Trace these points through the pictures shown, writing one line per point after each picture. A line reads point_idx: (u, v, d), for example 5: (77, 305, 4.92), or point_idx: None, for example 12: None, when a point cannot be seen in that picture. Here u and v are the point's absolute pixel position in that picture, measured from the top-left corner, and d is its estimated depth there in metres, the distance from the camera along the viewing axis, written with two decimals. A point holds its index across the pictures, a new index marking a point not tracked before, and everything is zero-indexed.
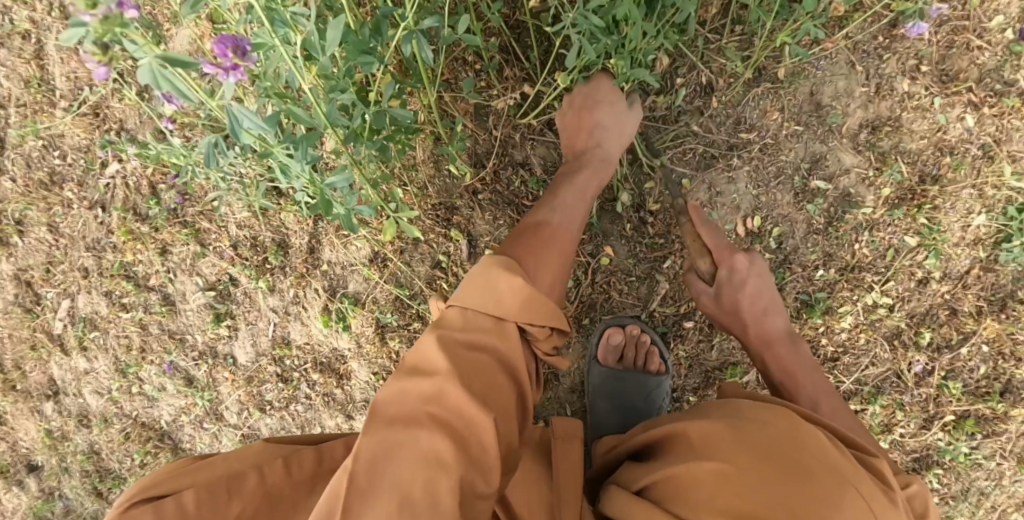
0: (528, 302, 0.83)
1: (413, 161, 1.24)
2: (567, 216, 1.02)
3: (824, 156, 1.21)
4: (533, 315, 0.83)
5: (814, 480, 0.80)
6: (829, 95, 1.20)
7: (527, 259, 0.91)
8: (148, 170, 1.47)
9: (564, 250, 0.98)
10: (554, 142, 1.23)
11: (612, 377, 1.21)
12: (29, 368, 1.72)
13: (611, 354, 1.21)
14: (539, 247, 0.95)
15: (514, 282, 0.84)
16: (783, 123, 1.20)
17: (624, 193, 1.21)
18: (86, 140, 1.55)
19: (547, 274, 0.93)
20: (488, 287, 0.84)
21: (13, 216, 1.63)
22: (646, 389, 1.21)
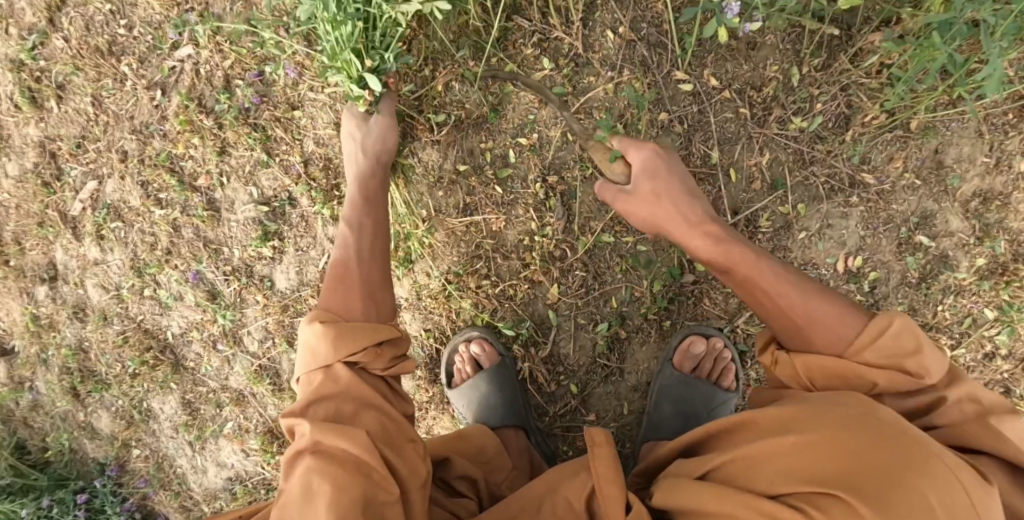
0: (340, 341, 0.94)
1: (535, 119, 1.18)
2: (363, 252, 1.07)
3: (933, 215, 1.21)
4: (346, 349, 0.93)
5: (896, 451, 0.73)
6: (951, 157, 1.20)
7: (340, 308, 0.99)
8: (226, 62, 1.34)
9: (368, 277, 1.04)
10: (682, 136, 1.18)
11: (687, 384, 1.17)
12: (30, 245, 1.59)
13: (688, 360, 1.18)
14: (343, 289, 1.02)
15: (319, 331, 0.95)
16: (904, 172, 1.19)
17: (744, 201, 1.19)
18: (158, 15, 1.41)
19: (350, 298, 1.00)
20: (341, 300, 1.00)
21: (56, 79, 1.50)
22: (712, 403, 1.19)
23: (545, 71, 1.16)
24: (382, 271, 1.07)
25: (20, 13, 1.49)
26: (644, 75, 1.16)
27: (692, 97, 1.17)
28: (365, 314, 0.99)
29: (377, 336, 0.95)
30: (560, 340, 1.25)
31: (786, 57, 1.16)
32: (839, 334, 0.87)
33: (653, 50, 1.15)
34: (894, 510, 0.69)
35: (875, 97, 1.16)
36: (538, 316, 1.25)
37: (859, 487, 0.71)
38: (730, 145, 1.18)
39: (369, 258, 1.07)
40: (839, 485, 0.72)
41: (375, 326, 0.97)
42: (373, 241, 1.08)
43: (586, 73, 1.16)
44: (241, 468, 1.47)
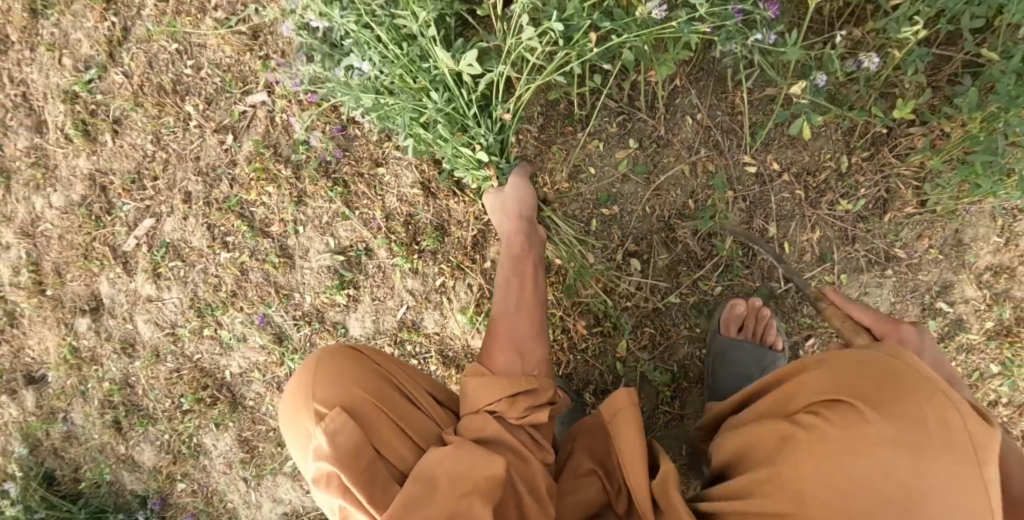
0: (483, 391, 1.01)
1: (615, 190, 1.30)
2: (514, 303, 1.13)
3: (953, 284, 1.38)
4: (489, 396, 1.00)
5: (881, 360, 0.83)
6: (969, 237, 1.37)
7: (498, 367, 1.05)
8: (304, 113, 1.38)
9: (517, 329, 1.09)
10: (746, 212, 1.30)
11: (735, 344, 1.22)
12: (71, 277, 1.57)
13: (733, 321, 1.25)
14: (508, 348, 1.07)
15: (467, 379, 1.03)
16: (930, 248, 1.36)
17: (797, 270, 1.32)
18: (230, 58, 1.43)
19: (502, 352, 1.06)
20: (488, 347, 1.09)
21: (113, 113, 1.48)
22: None
23: (630, 149, 1.29)
24: (529, 326, 1.10)
25: (77, 44, 1.47)
26: (718, 158, 1.29)
27: (757, 178, 1.29)
28: (506, 367, 1.04)
29: (512, 387, 1.01)
30: (627, 390, 1.35)
31: (838, 147, 1.31)
32: None
33: (727, 135, 1.28)
34: (901, 437, 0.77)
35: (910, 185, 1.33)
36: (607, 368, 1.34)
37: (871, 400, 0.80)
38: (788, 221, 1.31)
39: (522, 309, 1.12)
40: (856, 396, 0.81)
41: (512, 378, 1.02)
42: (524, 297, 1.13)
43: (663, 154, 1.29)
44: (296, 504, 1.56)
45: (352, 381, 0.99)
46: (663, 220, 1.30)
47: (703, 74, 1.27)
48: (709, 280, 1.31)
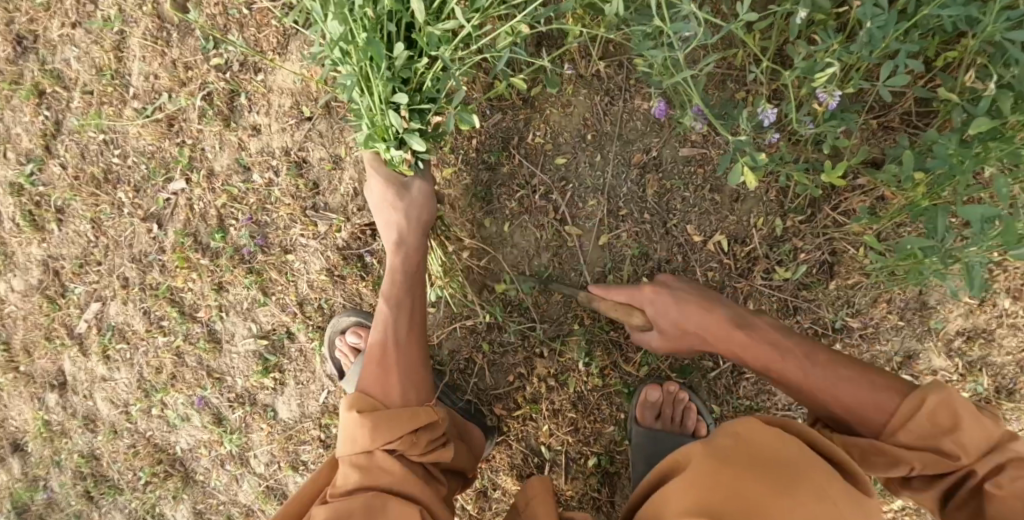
0: (374, 429, 0.99)
1: (524, 268, 1.22)
2: (388, 391, 1.05)
3: (916, 354, 1.22)
4: (385, 436, 0.99)
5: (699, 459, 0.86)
6: (936, 298, 1.20)
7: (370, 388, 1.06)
8: (218, 201, 1.40)
9: (403, 363, 1.09)
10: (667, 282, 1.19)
11: (653, 437, 1.17)
12: (38, 356, 1.57)
13: (649, 409, 1.20)
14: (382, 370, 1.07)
15: (356, 419, 1.00)
16: (888, 315, 1.20)
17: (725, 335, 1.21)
18: (152, 147, 1.43)
19: (381, 383, 1.06)
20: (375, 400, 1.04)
21: (55, 202, 1.50)
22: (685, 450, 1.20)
23: (541, 225, 1.20)
24: (417, 363, 1.10)
25: (17, 138, 1.49)
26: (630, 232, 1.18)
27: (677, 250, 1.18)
28: (408, 401, 1.05)
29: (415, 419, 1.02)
30: (552, 475, 1.27)
31: (769, 209, 1.16)
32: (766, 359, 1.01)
33: (636, 206, 1.17)
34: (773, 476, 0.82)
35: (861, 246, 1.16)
36: (529, 451, 1.27)
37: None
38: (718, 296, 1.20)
39: (401, 346, 1.10)
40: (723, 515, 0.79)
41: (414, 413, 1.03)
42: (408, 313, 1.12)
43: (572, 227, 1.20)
44: None
45: None
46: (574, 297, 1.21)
47: (606, 140, 1.17)
48: (629, 362, 1.23)
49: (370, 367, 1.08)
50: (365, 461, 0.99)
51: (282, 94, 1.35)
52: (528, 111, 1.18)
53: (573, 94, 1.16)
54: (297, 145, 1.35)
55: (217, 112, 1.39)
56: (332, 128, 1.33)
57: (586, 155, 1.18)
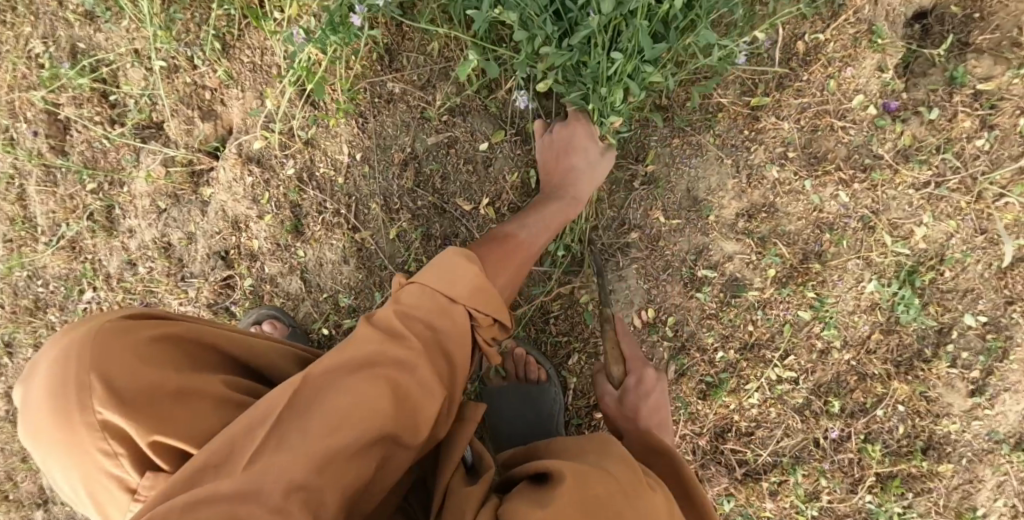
0: (473, 288, 0.94)
1: (348, 272, 1.45)
2: (506, 283, 1.10)
3: (707, 247, 1.30)
4: (479, 303, 0.94)
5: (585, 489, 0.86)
6: (704, 190, 1.29)
7: (491, 267, 1.08)
8: (118, 297, 1.64)
9: (519, 268, 1.13)
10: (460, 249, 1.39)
11: (503, 391, 1.34)
12: (20, 478, 1.82)
13: (499, 370, 1.35)
14: (496, 260, 1.10)
15: (473, 268, 0.95)
16: (664, 221, 1.30)
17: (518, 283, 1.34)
18: (65, 269, 1.71)
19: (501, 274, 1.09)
20: (447, 277, 0.95)
21: (3, 339, 1.77)
22: (532, 397, 1.31)
23: (342, 236, 1.43)
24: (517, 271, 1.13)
25: None
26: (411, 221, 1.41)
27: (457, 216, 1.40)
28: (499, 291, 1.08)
29: (497, 309, 0.96)
30: None
31: (520, 163, 1.36)
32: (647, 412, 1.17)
33: (408, 199, 1.41)
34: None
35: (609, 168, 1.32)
36: None
37: None
38: None
39: (531, 251, 1.18)
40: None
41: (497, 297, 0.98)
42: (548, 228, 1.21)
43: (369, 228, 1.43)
44: None
45: (131, 370, 0.84)
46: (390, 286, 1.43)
47: (371, 152, 1.41)
48: None
49: (493, 248, 1.12)
50: (439, 309, 0.93)
51: (142, 193, 1.59)
52: (310, 150, 1.44)
53: (336, 124, 1.42)
54: (161, 233, 1.57)
55: (101, 225, 1.64)
56: (182, 211, 1.56)
57: (359, 169, 1.42)
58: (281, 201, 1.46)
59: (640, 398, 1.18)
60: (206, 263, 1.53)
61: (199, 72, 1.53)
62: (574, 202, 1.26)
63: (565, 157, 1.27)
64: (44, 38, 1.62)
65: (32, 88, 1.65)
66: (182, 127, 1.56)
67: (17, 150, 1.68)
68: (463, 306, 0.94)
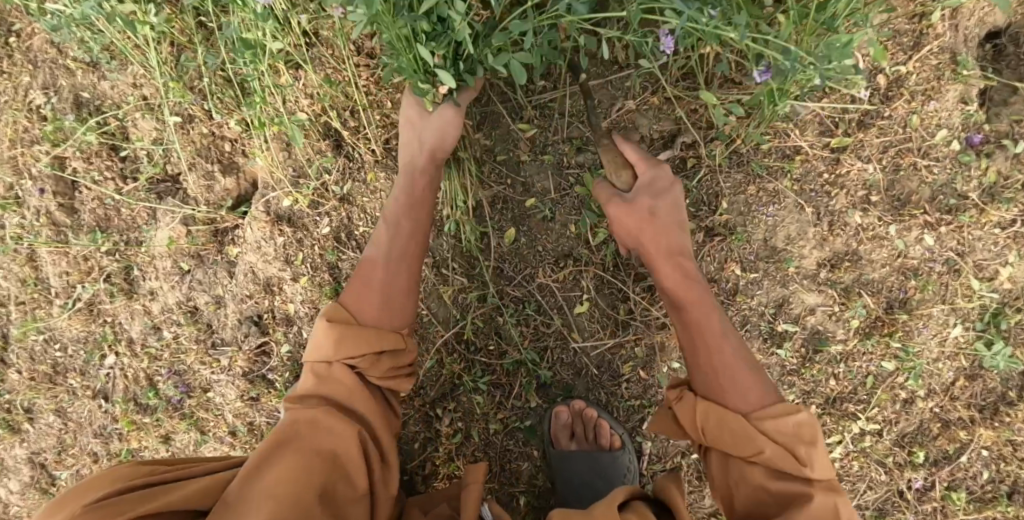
0: (342, 342, 1.02)
1: None
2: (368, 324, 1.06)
3: (787, 300, 1.22)
4: (348, 353, 1.01)
5: None
6: (783, 239, 1.21)
7: (357, 309, 1.06)
8: (143, 363, 1.53)
9: (388, 286, 1.07)
10: (517, 307, 1.25)
11: (565, 456, 1.21)
12: None
13: (561, 430, 1.23)
14: (367, 291, 1.07)
15: (325, 329, 1.03)
16: (741, 274, 1.22)
17: (584, 341, 1.23)
18: (83, 332, 1.61)
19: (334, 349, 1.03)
20: (321, 350, 1.02)
21: (23, 404, 1.68)
22: (599, 465, 1.21)
23: None
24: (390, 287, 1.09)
25: None
26: (462, 273, 1.25)
27: (515, 271, 1.24)
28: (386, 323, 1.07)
29: (377, 344, 1.03)
30: None
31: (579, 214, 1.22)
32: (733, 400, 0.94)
33: None
34: None
35: None
36: None
37: None
38: (565, 308, 1.23)
39: (393, 264, 1.09)
40: None
41: (379, 331, 1.04)
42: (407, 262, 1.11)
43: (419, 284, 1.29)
44: None
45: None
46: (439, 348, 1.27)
47: None
48: (515, 396, 1.27)
49: (354, 281, 1.09)
50: (324, 375, 1.02)
51: (162, 253, 1.48)
52: (347, 207, 1.33)
53: (375, 179, 1.31)
54: (186, 297, 1.46)
55: (119, 287, 1.53)
56: (208, 273, 1.43)
57: None
58: (316, 262, 1.34)
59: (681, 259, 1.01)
60: (235, 329, 1.41)
61: (218, 123, 1.40)
62: (429, 186, 1.13)
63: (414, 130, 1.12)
64: (45, 88, 1.51)
65: (34, 142, 1.54)
66: (201, 183, 1.42)
67: (26, 209, 1.58)
68: (340, 361, 1.02)
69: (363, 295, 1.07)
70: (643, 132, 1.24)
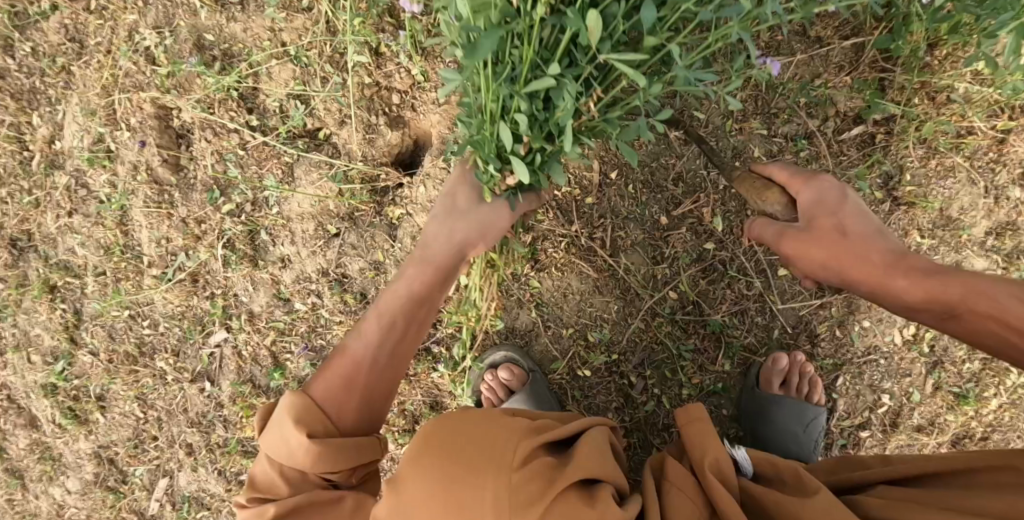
0: (344, 409, 0.98)
1: (597, 297, 1.25)
2: (380, 356, 1.03)
3: (958, 265, 1.31)
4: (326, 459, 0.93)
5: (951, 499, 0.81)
6: (957, 210, 1.30)
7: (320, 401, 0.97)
8: (268, 339, 1.37)
9: (371, 388, 1.01)
10: (728, 269, 1.24)
11: (780, 400, 1.21)
12: None
13: (776, 377, 1.23)
14: (334, 384, 0.99)
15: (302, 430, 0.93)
16: (921, 240, 1.30)
17: (790, 303, 1.26)
18: (182, 307, 1.43)
19: (379, 339, 1.03)
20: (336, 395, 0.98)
21: (96, 390, 1.49)
22: (805, 419, 1.22)
23: (597, 263, 1.24)
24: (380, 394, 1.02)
25: (40, 338, 1.49)
26: (681, 234, 1.23)
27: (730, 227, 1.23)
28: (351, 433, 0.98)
29: (336, 427, 0.96)
30: None
31: None
32: (866, 250, 0.87)
33: None
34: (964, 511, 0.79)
35: (871, 189, 1.29)
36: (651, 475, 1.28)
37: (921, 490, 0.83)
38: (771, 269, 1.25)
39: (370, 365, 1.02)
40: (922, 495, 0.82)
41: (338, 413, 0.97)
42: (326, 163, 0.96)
43: (627, 247, 1.24)
44: None
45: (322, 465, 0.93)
46: (649, 310, 1.25)
47: (627, 170, 1.22)
48: (716, 361, 1.26)
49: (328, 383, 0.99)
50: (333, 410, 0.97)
51: (301, 214, 1.35)
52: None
53: None
54: (333, 263, 1.34)
55: (241, 254, 1.38)
56: (363, 237, 1.32)
57: (614, 189, 1.23)
58: None
59: (836, 217, 0.90)
60: None
61: (385, 72, 1.31)
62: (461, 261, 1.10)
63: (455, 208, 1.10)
64: (158, 28, 1.37)
65: (141, 89, 1.39)
66: (360, 137, 1.32)
67: (118, 165, 1.42)
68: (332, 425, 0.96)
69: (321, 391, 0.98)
70: (839, 109, 1.27)
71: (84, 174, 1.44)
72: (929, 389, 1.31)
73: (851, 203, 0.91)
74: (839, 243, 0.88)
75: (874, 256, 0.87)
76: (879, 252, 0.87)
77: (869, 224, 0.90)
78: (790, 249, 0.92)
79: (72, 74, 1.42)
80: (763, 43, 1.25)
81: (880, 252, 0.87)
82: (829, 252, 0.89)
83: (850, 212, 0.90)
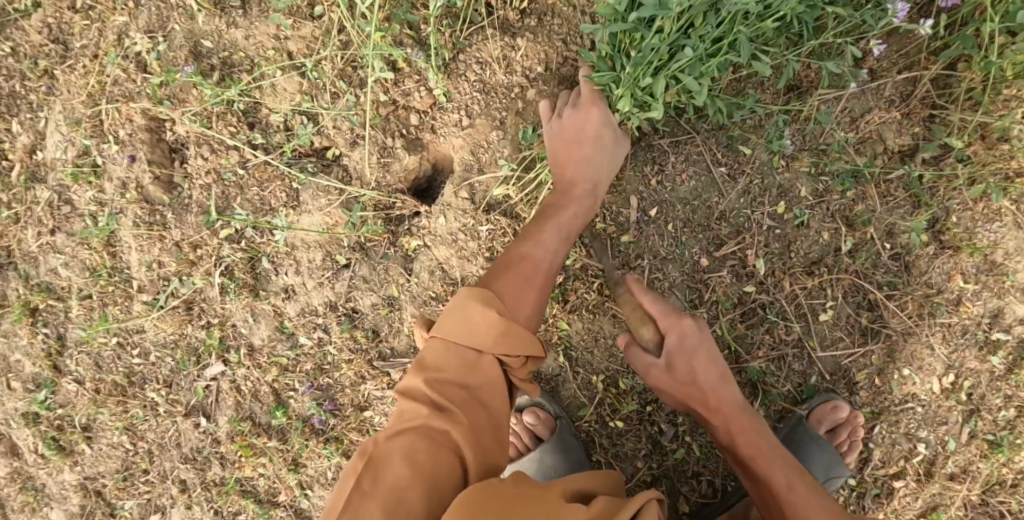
0: (505, 334, 0.92)
1: None
2: (552, 257, 1.04)
3: (1002, 310, 1.21)
4: (505, 347, 0.91)
5: None
6: (1001, 254, 1.19)
7: (503, 292, 0.97)
8: (269, 375, 1.28)
9: (544, 289, 1.01)
10: (767, 313, 1.20)
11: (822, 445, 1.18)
12: None
13: (829, 421, 1.19)
14: (518, 278, 0.99)
15: (490, 317, 0.92)
16: (964, 285, 1.21)
17: (830, 349, 1.22)
18: (174, 336, 1.32)
19: (557, 244, 1.05)
20: (466, 329, 0.93)
21: (80, 421, 1.38)
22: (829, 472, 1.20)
23: None
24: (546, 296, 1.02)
25: (20, 364, 1.39)
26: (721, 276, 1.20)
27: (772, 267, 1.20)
28: (528, 322, 0.97)
29: (505, 328, 0.92)
30: None
31: (830, 220, 1.19)
32: (722, 396, 1.02)
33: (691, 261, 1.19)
34: None
35: (916, 230, 1.19)
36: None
37: None
38: (811, 313, 1.21)
39: (541, 260, 1.02)
40: None
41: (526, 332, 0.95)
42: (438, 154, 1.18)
43: (665, 289, 1.20)
44: None
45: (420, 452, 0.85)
46: None
47: (667, 208, 1.19)
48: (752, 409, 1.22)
49: (507, 274, 1.00)
50: (470, 365, 0.92)
51: (306, 242, 1.24)
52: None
53: (622, 173, 1.19)
54: (343, 296, 1.24)
55: (240, 282, 1.27)
56: (376, 269, 1.23)
57: (653, 227, 1.19)
58: None
59: (690, 360, 1.01)
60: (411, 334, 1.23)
61: (403, 89, 1.18)
62: (592, 204, 1.11)
63: (583, 143, 1.10)
64: (150, 33, 1.25)
65: (130, 98, 1.27)
66: (375, 158, 1.20)
67: (105, 180, 1.30)
68: (489, 354, 0.92)
69: (458, 321, 0.94)
70: (888, 146, 1.19)
71: (68, 189, 1.33)
72: (963, 437, 1.23)
73: (707, 347, 1.01)
74: (693, 388, 1.02)
75: (732, 414, 1.01)
76: (717, 380, 1.02)
77: (716, 365, 1.02)
78: (657, 379, 1.03)
79: (55, 78, 1.31)
80: (811, 75, 1.17)
81: (720, 377, 1.02)
82: (691, 378, 1.01)
83: (703, 354, 1.01)
